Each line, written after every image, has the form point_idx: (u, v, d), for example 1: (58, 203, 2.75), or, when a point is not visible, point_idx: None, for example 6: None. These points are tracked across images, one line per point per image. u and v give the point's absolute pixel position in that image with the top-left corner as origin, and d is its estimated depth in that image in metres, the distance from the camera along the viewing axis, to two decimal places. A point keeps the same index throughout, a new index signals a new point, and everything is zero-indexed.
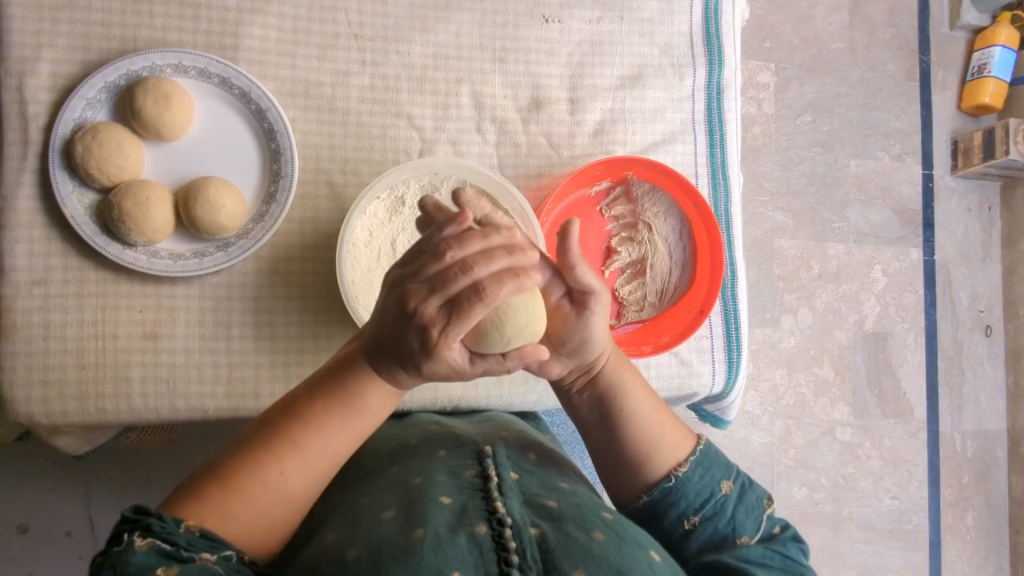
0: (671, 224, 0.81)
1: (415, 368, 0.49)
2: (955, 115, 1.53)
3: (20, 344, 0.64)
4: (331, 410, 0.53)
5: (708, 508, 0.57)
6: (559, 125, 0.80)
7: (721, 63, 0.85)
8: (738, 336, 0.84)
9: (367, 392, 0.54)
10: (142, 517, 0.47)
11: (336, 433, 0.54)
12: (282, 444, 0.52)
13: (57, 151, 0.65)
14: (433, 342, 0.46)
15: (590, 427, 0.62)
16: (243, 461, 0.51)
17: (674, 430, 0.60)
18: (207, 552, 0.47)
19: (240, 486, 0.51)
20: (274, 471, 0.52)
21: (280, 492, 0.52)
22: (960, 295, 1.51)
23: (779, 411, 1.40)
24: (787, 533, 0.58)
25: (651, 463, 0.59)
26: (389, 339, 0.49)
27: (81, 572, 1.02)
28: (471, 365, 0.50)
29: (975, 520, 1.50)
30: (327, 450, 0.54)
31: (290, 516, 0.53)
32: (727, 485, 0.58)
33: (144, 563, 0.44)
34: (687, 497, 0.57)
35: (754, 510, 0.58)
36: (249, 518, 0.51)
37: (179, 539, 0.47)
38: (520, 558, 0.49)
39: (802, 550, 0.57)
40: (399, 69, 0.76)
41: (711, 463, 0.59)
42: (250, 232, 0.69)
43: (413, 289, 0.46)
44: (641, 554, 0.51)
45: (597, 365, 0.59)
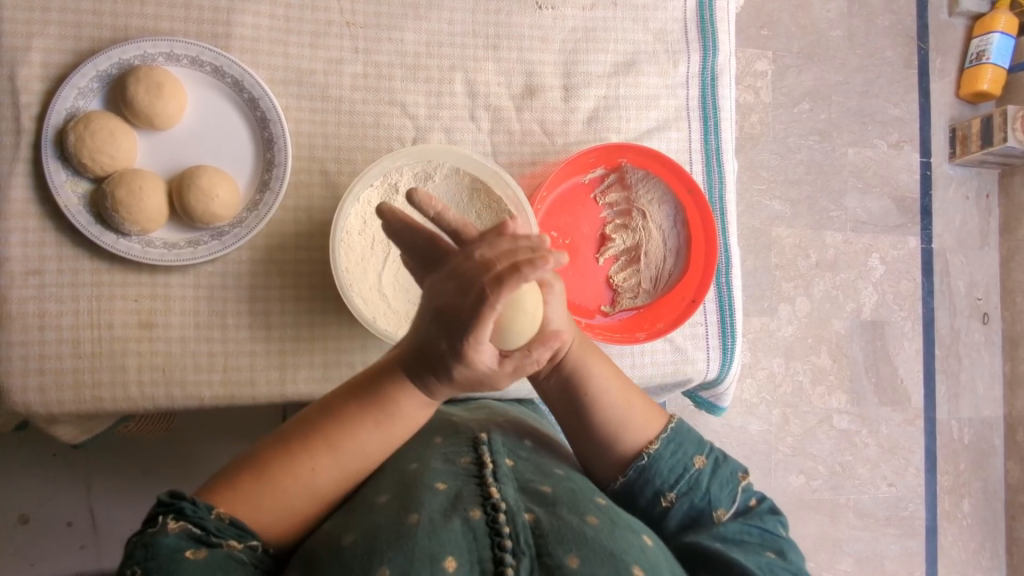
0: (665, 211, 0.81)
1: (447, 374, 0.48)
2: (953, 103, 1.52)
3: (17, 334, 0.64)
4: (366, 414, 0.53)
5: (682, 484, 0.58)
6: (553, 112, 0.80)
7: (716, 49, 0.84)
8: (732, 322, 0.84)
9: (406, 399, 0.53)
10: (176, 501, 0.49)
11: (371, 436, 0.54)
12: (318, 443, 0.53)
13: (50, 141, 0.65)
14: (465, 346, 0.45)
15: (560, 411, 0.62)
16: (274, 453, 0.53)
17: (644, 411, 0.61)
18: (235, 539, 0.49)
19: (271, 479, 0.52)
20: (306, 468, 0.53)
21: (309, 487, 0.53)
22: (958, 283, 1.52)
23: (777, 400, 1.41)
24: (763, 506, 0.59)
25: (623, 442, 0.59)
26: (421, 346, 0.48)
27: (82, 561, 1.03)
28: (501, 366, 0.47)
29: (971, 507, 1.51)
30: (361, 453, 0.54)
31: (316, 509, 0.54)
32: (699, 460, 0.59)
33: (176, 545, 0.47)
34: (661, 474, 0.58)
35: (728, 483, 0.59)
36: (278, 509, 0.52)
37: (209, 525, 0.48)
38: (514, 543, 0.49)
39: (779, 522, 0.59)
40: (392, 57, 0.75)
41: (684, 439, 0.60)
42: (244, 220, 0.69)
43: (445, 288, 0.45)
44: (633, 539, 0.52)
45: (561, 353, 0.59)
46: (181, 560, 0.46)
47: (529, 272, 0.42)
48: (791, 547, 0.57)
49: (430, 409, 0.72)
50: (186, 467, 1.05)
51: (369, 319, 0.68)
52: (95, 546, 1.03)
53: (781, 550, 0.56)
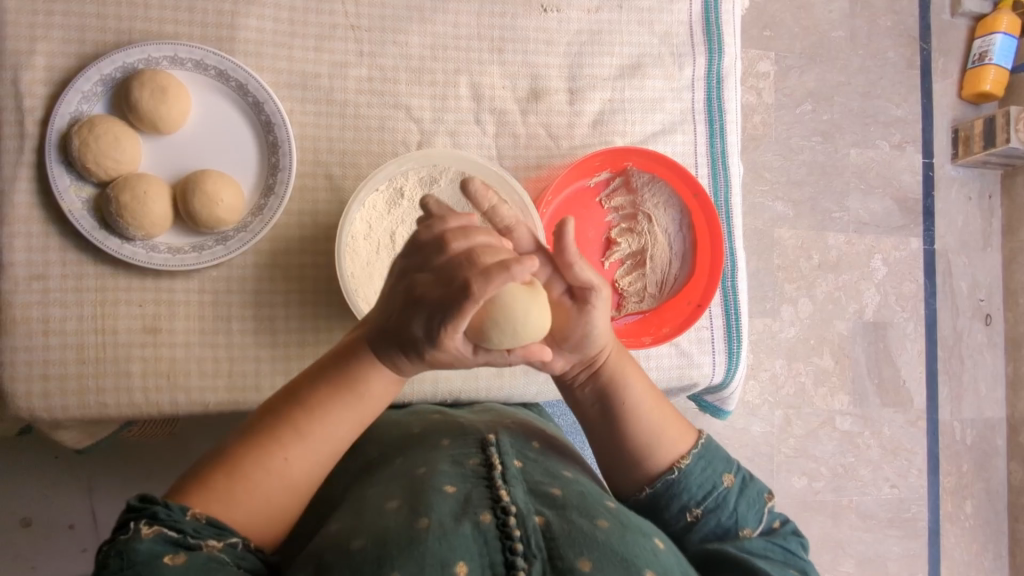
0: (671, 216, 0.81)
1: (419, 354, 0.49)
2: (956, 103, 1.52)
3: (20, 340, 0.64)
4: (333, 395, 0.53)
5: (710, 501, 0.58)
6: (558, 115, 0.80)
7: (721, 52, 0.84)
8: (738, 327, 0.84)
9: (373, 377, 0.53)
10: (149, 507, 0.48)
11: (341, 418, 0.54)
12: (286, 430, 0.53)
13: (54, 145, 0.64)
14: (437, 333, 0.45)
15: (592, 419, 0.61)
16: (246, 447, 0.52)
17: (676, 424, 0.60)
18: (214, 539, 0.48)
19: (242, 472, 0.51)
20: (277, 457, 0.52)
21: (283, 477, 0.52)
22: (961, 284, 1.51)
23: (779, 401, 1.40)
24: (787, 527, 0.59)
25: (654, 454, 0.59)
26: (392, 328, 0.49)
27: (84, 563, 1.03)
28: (474, 354, 0.48)
29: (974, 508, 1.51)
30: (333, 437, 0.54)
31: (293, 501, 0.53)
32: (729, 478, 0.59)
33: (150, 552, 0.45)
34: (689, 489, 0.58)
35: (756, 502, 0.59)
36: (254, 503, 0.51)
37: (185, 526, 0.47)
38: (525, 546, 0.49)
39: (801, 544, 0.58)
40: (396, 60, 0.75)
41: (712, 457, 0.60)
42: (248, 225, 0.68)
43: (421, 278, 0.47)
44: (645, 542, 0.52)
45: (599, 359, 0.58)
46: (159, 567, 0.45)
47: (517, 269, 0.42)
48: (811, 568, 0.57)
49: (437, 411, 0.72)
50: (188, 470, 1.05)
51: None
52: (97, 549, 1.03)
53: (804, 571, 0.56)
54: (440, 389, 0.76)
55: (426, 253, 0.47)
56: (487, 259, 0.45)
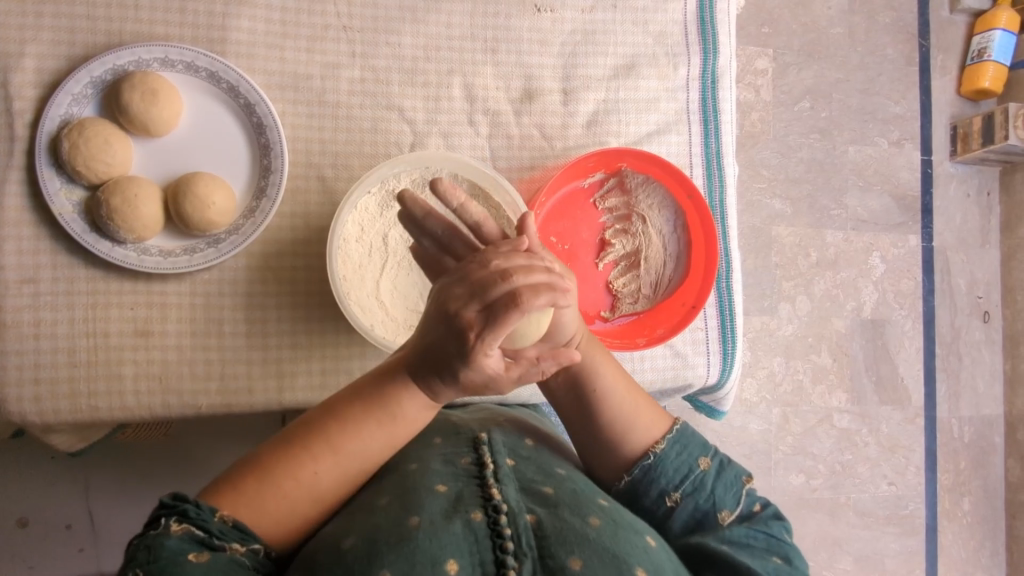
0: (665, 216, 0.81)
1: (454, 376, 0.49)
2: (954, 100, 1.51)
3: (12, 344, 0.64)
4: (371, 415, 0.53)
5: (687, 484, 0.58)
6: (552, 116, 0.79)
7: (716, 51, 0.84)
8: (733, 327, 0.84)
9: (406, 400, 0.53)
10: (180, 504, 0.49)
11: (372, 438, 0.54)
12: (320, 444, 0.53)
13: (44, 148, 0.64)
14: (470, 347, 0.46)
15: (566, 409, 0.62)
16: (280, 454, 0.52)
17: (650, 411, 0.61)
18: (239, 542, 0.49)
19: (273, 480, 0.51)
20: (309, 469, 0.52)
21: (312, 489, 0.53)
22: (959, 281, 1.51)
23: (777, 399, 1.40)
24: (767, 511, 0.58)
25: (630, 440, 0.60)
26: (430, 349, 0.49)
27: (80, 563, 1.03)
28: (506, 371, 0.48)
29: (972, 505, 1.51)
30: (362, 457, 0.54)
31: (318, 511, 0.54)
32: (704, 461, 0.59)
33: (178, 548, 0.46)
34: (666, 475, 0.58)
35: (733, 484, 0.59)
36: (281, 511, 0.52)
37: (213, 527, 0.48)
38: (515, 545, 0.49)
39: (784, 528, 0.58)
40: (389, 61, 0.75)
41: (689, 441, 0.60)
42: (240, 227, 0.68)
43: (455, 292, 0.46)
44: (637, 540, 0.52)
45: (570, 348, 0.59)
46: (182, 563, 0.45)
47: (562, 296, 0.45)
48: (794, 552, 0.57)
49: (431, 410, 0.72)
50: (184, 471, 1.05)
51: (367, 328, 0.67)
52: (94, 548, 1.03)
53: (786, 556, 0.56)
54: None
55: (467, 272, 0.47)
56: (518, 281, 0.45)
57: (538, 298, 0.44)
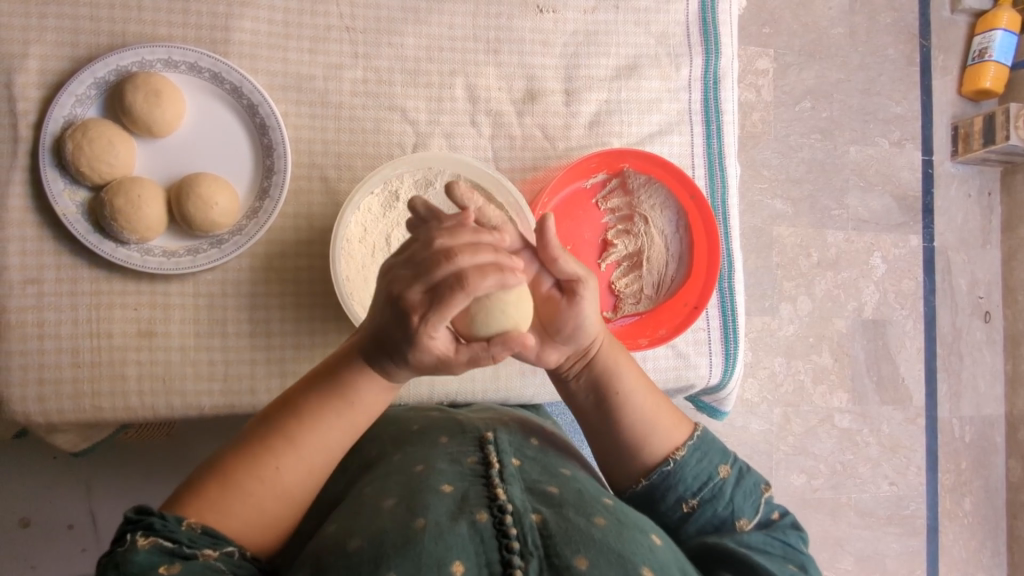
0: (668, 216, 0.81)
1: (404, 359, 0.48)
2: (954, 100, 1.51)
3: (15, 344, 0.64)
4: (325, 403, 0.53)
5: (706, 491, 0.58)
6: (554, 116, 0.79)
7: (718, 52, 0.84)
8: (735, 328, 0.84)
9: (360, 386, 0.53)
10: (144, 517, 0.48)
11: (333, 426, 0.54)
12: (281, 441, 0.53)
13: (48, 149, 0.64)
14: (415, 329, 0.45)
15: (588, 411, 0.61)
16: (240, 457, 0.52)
17: (670, 415, 0.61)
18: (209, 547, 0.48)
19: (237, 482, 0.51)
20: (271, 467, 0.52)
21: (277, 487, 0.52)
22: (960, 282, 1.51)
23: (778, 399, 1.40)
24: (785, 520, 0.59)
25: (650, 445, 0.59)
26: (381, 332, 0.48)
27: (83, 563, 1.03)
28: (455, 351, 0.47)
29: (973, 505, 1.51)
30: (323, 443, 0.54)
31: (287, 511, 0.53)
32: (725, 470, 0.59)
33: (146, 563, 0.46)
34: (685, 481, 0.58)
35: (752, 493, 0.59)
36: (250, 512, 0.51)
37: (181, 536, 0.48)
38: (521, 544, 0.49)
39: (800, 537, 0.58)
40: (392, 62, 0.75)
41: (708, 448, 0.60)
42: (243, 228, 0.68)
43: (401, 274, 0.45)
44: (643, 539, 0.52)
45: (593, 350, 0.59)
46: None
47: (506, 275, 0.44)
48: (810, 562, 0.57)
49: (435, 410, 0.72)
50: (186, 471, 1.05)
51: None
52: (95, 548, 1.03)
53: (803, 565, 0.56)
54: (437, 391, 0.76)
55: (413, 254, 0.46)
56: (463, 260, 0.44)
57: (486, 280, 0.44)
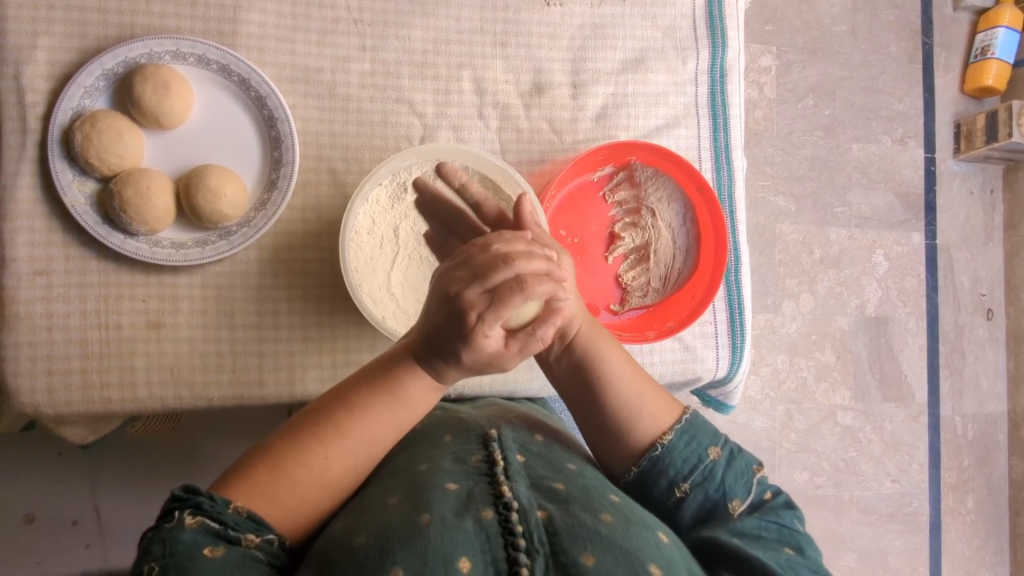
0: (674, 209, 0.81)
1: (453, 359, 0.49)
2: (957, 98, 1.51)
3: (24, 335, 0.64)
4: (376, 399, 0.54)
5: (697, 474, 0.58)
6: (561, 110, 0.79)
7: (725, 45, 0.84)
8: (742, 321, 0.84)
9: (413, 385, 0.53)
10: (193, 497, 0.49)
11: (382, 422, 0.54)
12: (328, 431, 0.53)
13: (56, 140, 0.64)
14: (472, 327, 0.46)
15: (569, 392, 0.62)
16: (290, 443, 0.53)
17: (659, 400, 0.61)
18: (253, 533, 0.49)
19: (285, 467, 0.52)
20: (318, 456, 0.53)
21: (321, 475, 0.53)
22: (962, 279, 1.51)
23: (781, 396, 1.40)
24: (778, 499, 0.58)
25: (636, 431, 0.60)
26: (432, 331, 0.49)
27: (88, 559, 1.03)
28: (507, 349, 0.48)
29: (975, 502, 1.51)
30: (367, 439, 0.54)
31: (324, 500, 0.54)
32: (715, 451, 0.59)
33: (193, 541, 0.46)
34: (675, 465, 0.58)
35: (743, 474, 0.58)
36: (289, 498, 0.52)
37: (227, 518, 0.48)
38: (527, 542, 0.49)
39: (796, 516, 0.57)
40: (399, 55, 0.75)
41: (697, 431, 0.60)
42: (251, 220, 0.68)
43: (457, 275, 0.46)
44: (649, 536, 0.51)
45: (573, 331, 0.59)
46: (198, 558, 0.45)
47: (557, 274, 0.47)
48: (808, 542, 0.56)
49: (441, 407, 0.72)
50: (191, 467, 1.05)
51: (379, 319, 0.67)
52: (100, 544, 1.03)
53: (800, 546, 0.55)
54: (445, 383, 0.75)
55: (467, 257, 0.47)
56: (520, 266, 0.46)
57: (543, 285, 0.46)
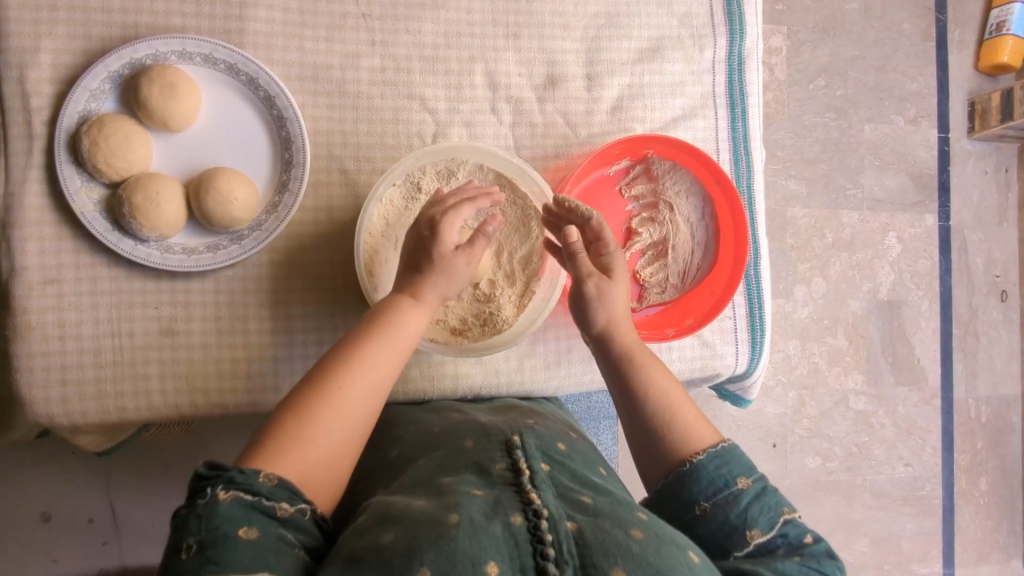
0: (693, 203, 0.79)
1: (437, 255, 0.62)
2: (971, 76, 1.48)
3: (37, 345, 0.63)
4: (374, 338, 0.58)
5: (720, 496, 0.55)
6: (576, 102, 0.77)
7: (743, 33, 0.82)
8: (762, 317, 0.82)
9: (406, 320, 0.60)
10: (221, 472, 0.48)
11: (388, 363, 0.58)
12: (339, 376, 0.55)
13: (63, 145, 0.63)
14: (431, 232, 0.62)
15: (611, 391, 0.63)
16: (307, 400, 0.54)
17: (701, 425, 0.60)
18: (286, 501, 0.49)
19: (309, 419, 0.53)
20: (334, 399, 0.54)
21: (346, 423, 0.54)
22: (976, 261, 1.49)
23: (793, 381, 1.39)
24: (818, 546, 0.54)
25: (673, 449, 0.58)
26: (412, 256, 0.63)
27: (106, 556, 1.03)
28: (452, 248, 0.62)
29: (989, 485, 1.49)
30: (379, 383, 0.57)
31: (352, 453, 0.55)
32: (745, 481, 0.55)
33: (230, 515, 0.46)
34: (699, 482, 0.55)
35: (771, 510, 0.55)
36: (321, 450, 0.52)
37: (260, 489, 0.48)
38: (557, 551, 0.47)
39: (833, 568, 0.54)
40: (410, 49, 0.73)
41: (731, 458, 0.57)
42: (263, 223, 0.67)
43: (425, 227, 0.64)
44: (680, 555, 0.49)
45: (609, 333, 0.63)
46: (234, 538, 0.45)
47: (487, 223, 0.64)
48: None
49: (455, 410, 0.70)
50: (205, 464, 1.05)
51: None
52: (117, 541, 1.04)
53: None
54: (461, 385, 0.74)
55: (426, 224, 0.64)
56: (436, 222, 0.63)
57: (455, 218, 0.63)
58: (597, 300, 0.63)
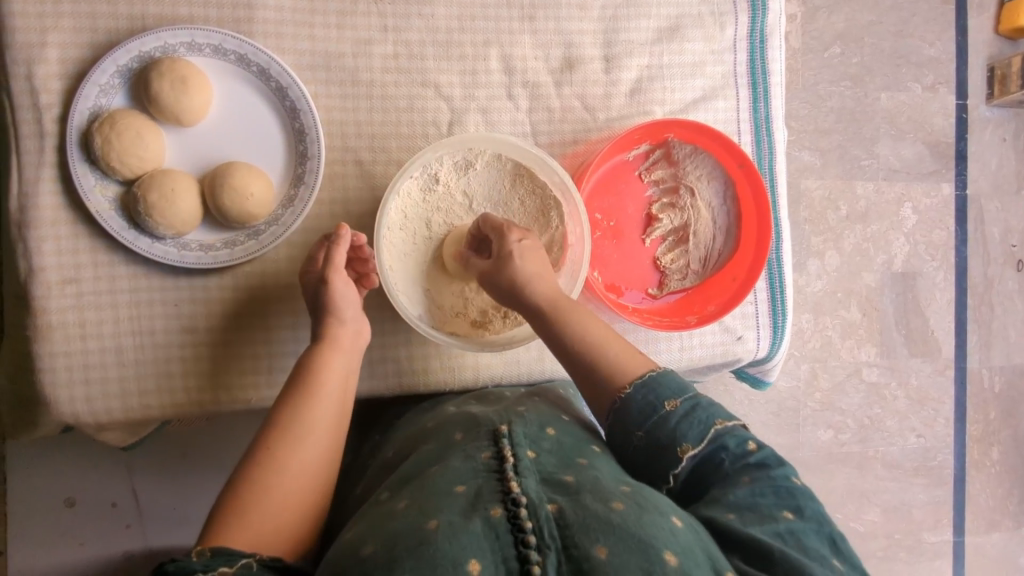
0: (714, 187, 0.78)
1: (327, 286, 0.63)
2: (991, 40, 1.43)
3: (59, 345, 0.63)
4: (303, 389, 0.59)
5: (651, 422, 0.57)
6: (594, 85, 0.75)
7: (765, 8, 0.79)
8: (784, 300, 0.81)
9: (333, 363, 0.62)
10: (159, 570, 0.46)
11: (325, 405, 0.59)
12: (277, 433, 0.57)
13: (75, 143, 0.62)
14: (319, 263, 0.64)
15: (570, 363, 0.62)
16: (252, 467, 0.54)
17: (632, 360, 0.61)
18: (225, 565, 0.45)
19: (260, 481, 0.53)
20: (279, 455, 0.55)
21: (297, 470, 0.55)
22: (993, 230, 1.46)
23: (806, 355, 1.38)
24: (762, 453, 0.56)
25: (606, 383, 0.60)
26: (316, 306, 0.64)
27: (132, 539, 1.00)
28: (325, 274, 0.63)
29: (1001, 454, 1.49)
30: (322, 424, 0.58)
31: (313, 496, 0.55)
32: (673, 403, 0.57)
33: None
34: (630, 415, 0.58)
35: (702, 425, 0.56)
36: (277, 504, 0.53)
37: (195, 565, 0.45)
38: (538, 538, 0.44)
39: (787, 473, 0.55)
40: (423, 35, 0.71)
41: (659, 384, 0.58)
42: (280, 218, 0.66)
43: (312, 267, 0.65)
44: (663, 522, 0.46)
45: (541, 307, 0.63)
46: None
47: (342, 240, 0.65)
48: (804, 497, 0.53)
49: (454, 406, 0.68)
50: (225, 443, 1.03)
51: (416, 319, 0.68)
52: (141, 524, 1.00)
53: (798, 508, 0.52)
54: (483, 375, 0.74)
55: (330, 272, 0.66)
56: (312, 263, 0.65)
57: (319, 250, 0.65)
58: (518, 260, 0.63)
